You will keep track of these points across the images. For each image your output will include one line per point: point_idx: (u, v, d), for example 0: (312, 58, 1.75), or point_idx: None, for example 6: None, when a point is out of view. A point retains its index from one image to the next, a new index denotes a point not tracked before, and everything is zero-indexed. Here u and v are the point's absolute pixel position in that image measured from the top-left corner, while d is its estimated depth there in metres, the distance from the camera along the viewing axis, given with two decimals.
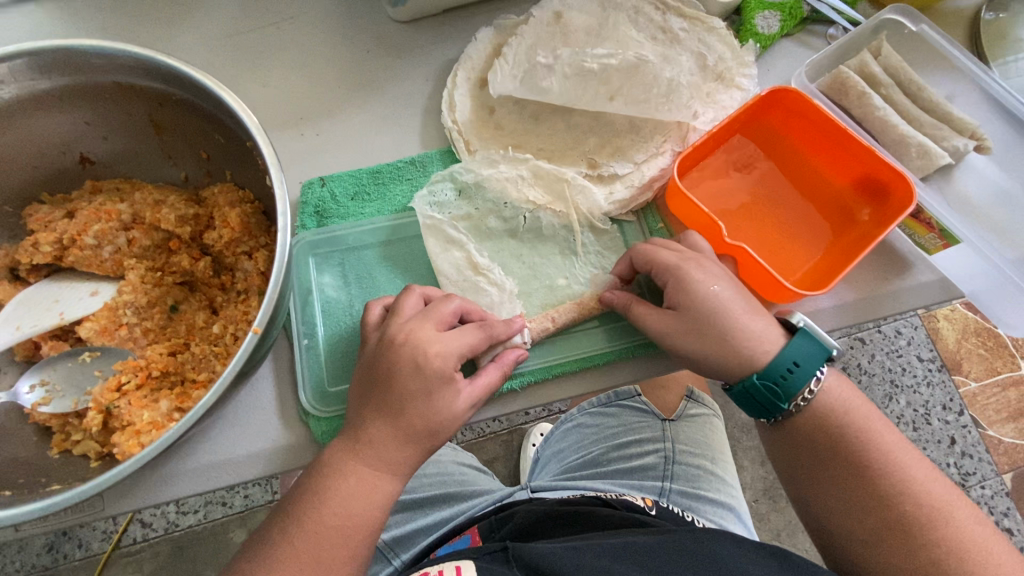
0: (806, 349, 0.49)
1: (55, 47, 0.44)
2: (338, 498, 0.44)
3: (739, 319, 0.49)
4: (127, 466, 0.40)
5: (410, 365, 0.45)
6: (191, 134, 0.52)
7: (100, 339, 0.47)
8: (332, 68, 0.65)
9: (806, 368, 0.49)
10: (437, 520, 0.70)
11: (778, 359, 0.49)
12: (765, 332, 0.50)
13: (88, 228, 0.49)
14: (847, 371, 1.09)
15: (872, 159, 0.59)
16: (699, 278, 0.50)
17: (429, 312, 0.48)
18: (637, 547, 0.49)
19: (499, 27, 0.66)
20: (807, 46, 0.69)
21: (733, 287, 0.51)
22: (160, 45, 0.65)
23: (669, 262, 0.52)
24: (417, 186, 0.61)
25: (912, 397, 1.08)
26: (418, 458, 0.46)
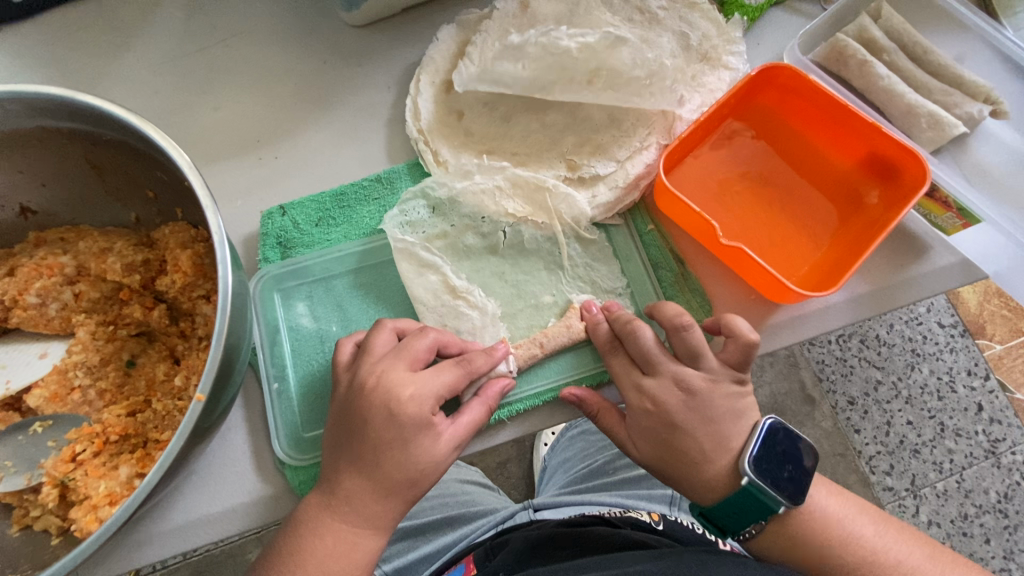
0: (744, 502, 0.42)
1: None
2: (317, 560, 0.40)
3: (688, 466, 0.44)
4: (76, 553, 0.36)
5: (383, 413, 0.41)
6: (132, 174, 0.48)
7: (51, 406, 0.44)
8: (287, 84, 0.61)
9: (744, 515, 0.43)
10: (439, 549, 0.67)
11: (718, 503, 0.44)
12: (721, 481, 0.43)
13: (30, 286, 0.46)
14: (866, 345, 1.04)
15: (880, 136, 0.53)
16: (653, 426, 0.45)
17: (400, 351, 0.44)
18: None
19: (461, 23, 0.61)
20: (797, 14, 0.62)
21: (692, 430, 0.44)
22: (105, 75, 0.61)
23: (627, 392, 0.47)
24: (385, 205, 0.57)
25: (934, 365, 1.03)
26: (400, 510, 0.42)
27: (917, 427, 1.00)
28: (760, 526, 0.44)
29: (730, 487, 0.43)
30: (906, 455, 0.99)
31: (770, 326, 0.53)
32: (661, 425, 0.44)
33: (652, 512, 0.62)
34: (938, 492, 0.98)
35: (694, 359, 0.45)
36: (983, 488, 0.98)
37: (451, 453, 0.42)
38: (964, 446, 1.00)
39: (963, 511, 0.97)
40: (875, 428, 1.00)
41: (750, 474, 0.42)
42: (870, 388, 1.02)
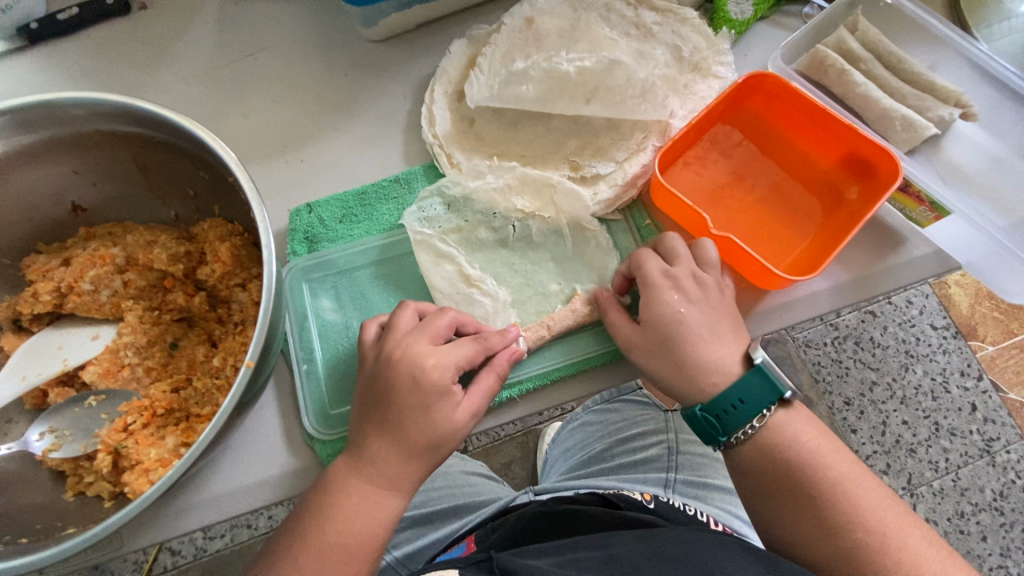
0: (755, 385, 0.48)
1: (33, 104, 0.45)
2: (344, 517, 0.44)
3: (700, 344, 0.50)
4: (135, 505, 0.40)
5: (408, 380, 0.45)
6: (177, 174, 0.53)
7: (104, 381, 0.48)
8: (312, 94, 0.66)
9: (749, 405, 0.48)
10: (446, 535, 0.71)
11: (727, 391, 0.48)
12: (733, 366, 0.50)
13: (84, 274, 0.50)
14: (860, 346, 1.08)
15: (856, 137, 0.58)
16: (671, 304, 0.51)
17: (424, 327, 0.48)
18: (622, 558, 0.47)
19: (472, 37, 0.66)
20: (782, 27, 0.68)
21: (702, 312, 0.51)
22: (145, 86, 0.67)
23: (652, 277, 0.52)
24: (403, 203, 0.62)
25: (928, 366, 1.07)
26: (422, 473, 0.46)
27: (913, 427, 1.04)
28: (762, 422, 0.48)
29: (743, 372, 0.49)
30: (902, 454, 1.03)
31: (759, 311, 0.57)
32: (682, 300, 0.51)
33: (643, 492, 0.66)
34: (936, 491, 1.02)
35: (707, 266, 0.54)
36: (979, 486, 1.02)
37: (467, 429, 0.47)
38: (957, 444, 1.03)
39: (959, 509, 1.01)
40: (871, 428, 1.04)
41: (764, 356, 0.48)
42: (865, 388, 1.05)
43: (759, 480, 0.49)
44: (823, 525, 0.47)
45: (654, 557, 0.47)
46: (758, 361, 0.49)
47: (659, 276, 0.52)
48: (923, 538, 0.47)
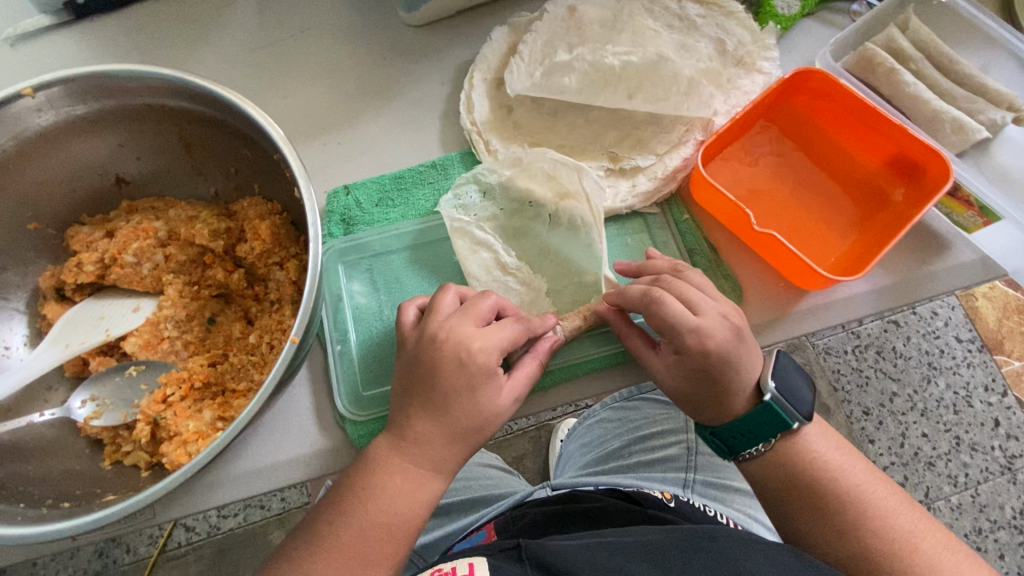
0: (759, 419, 0.47)
1: (86, 75, 0.45)
2: (385, 496, 0.44)
3: (734, 397, 0.47)
4: (171, 479, 0.41)
5: (453, 362, 0.45)
6: (220, 151, 0.53)
7: (144, 353, 0.49)
8: (350, 77, 0.66)
9: (755, 433, 0.47)
10: (463, 526, 0.71)
11: (738, 423, 0.47)
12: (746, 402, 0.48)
13: (127, 246, 0.51)
14: (881, 356, 1.06)
15: (906, 138, 0.57)
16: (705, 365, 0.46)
17: (467, 310, 0.48)
18: (652, 546, 0.45)
19: (513, 25, 0.66)
20: (831, 25, 0.67)
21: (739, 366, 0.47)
22: (185, 64, 0.67)
23: (683, 339, 0.46)
24: (439, 189, 0.62)
25: (951, 379, 1.05)
26: (464, 457, 0.46)
27: (932, 439, 1.02)
28: (769, 446, 0.48)
29: (754, 406, 0.47)
30: (920, 468, 1.01)
31: (797, 311, 0.56)
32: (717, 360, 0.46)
33: (664, 491, 0.65)
34: (951, 506, 1.00)
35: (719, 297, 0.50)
36: (998, 503, 0.99)
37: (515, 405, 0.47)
38: (978, 459, 1.01)
39: (977, 526, 0.98)
40: (890, 438, 1.02)
41: (773, 391, 0.46)
42: (884, 399, 1.04)
43: (766, 482, 0.49)
44: (830, 527, 0.46)
45: (687, 547, 0.45)
46: (768, 397, 0.46)
47: (678, 319, 0.47)
48: (942, 542, 0.45)
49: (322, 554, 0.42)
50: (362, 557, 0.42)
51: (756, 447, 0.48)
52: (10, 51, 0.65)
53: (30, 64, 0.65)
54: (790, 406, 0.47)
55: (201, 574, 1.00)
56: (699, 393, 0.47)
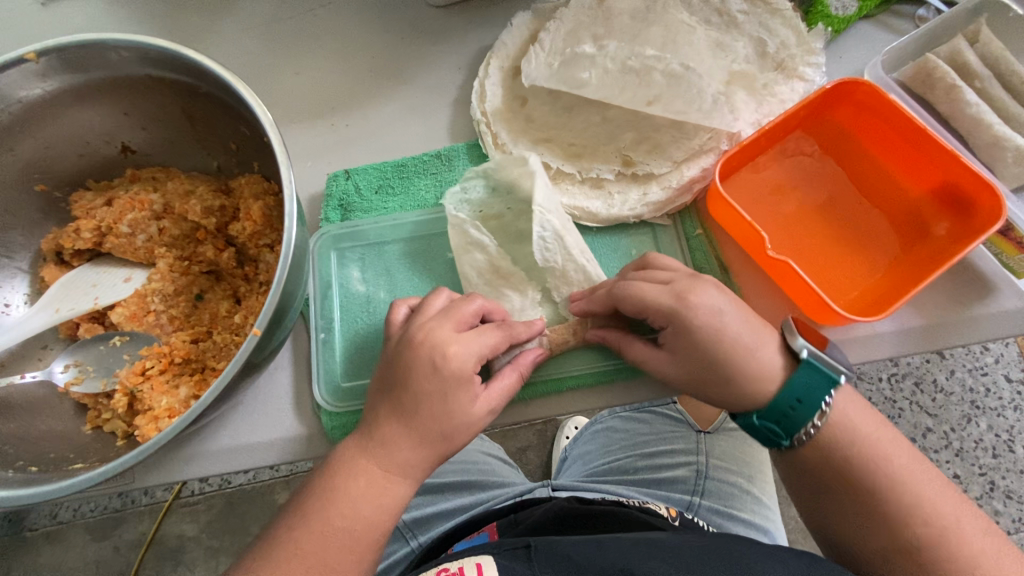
0: (808, 381, 0.43)
1: (76, 43, 0.45)
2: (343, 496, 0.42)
3: (754, 356, 0.44)
4: (128, 458, 0.39)
5: (427, 365, 0.44)
6: (220, 126, 0.52)
7: (130, 324, 0.50)
8: (366, 56, 0.64)
9: (808, 400, 0.43)
10: (457, 509, 0.71)
11: (782, 390, 0.44)
12: (777, 363, 0.44)
13: (123, 217, 0.51)
14: (920, 388, 0.99)
15: (957, 166, 0.51)
16: (702, 327, 0.44)
17: (448, 312, 0.47)
18: (661, 544, 0.48)
19: (537, 10, 0.62)
20: (888, 29, 0.62)
21: (737, 315, 0.45)
22: (205, 31, 0.66)
23: (663, 305, 0.45)
24: (441, 180, 0.60)
25: (994, 421, 0.97)
26: (431, 462, 0.44)
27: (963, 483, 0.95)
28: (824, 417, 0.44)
29: (791, 364, 0.44)
30: None
31: None
32: (708, 320, 0.44)
33: (670, 507, 0.63)
34: None
35: (686, 267, 0.49)
36: None
37: (490, 417, 0.46)
38: (1012, 509, 0.93)
39: None
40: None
41: (805, 346, 0.44)
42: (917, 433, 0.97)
43: (805, 475, 0.46)
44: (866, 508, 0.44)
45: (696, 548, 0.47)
46: (803, 353, 0.44)
47: (652, 289, 0.46)
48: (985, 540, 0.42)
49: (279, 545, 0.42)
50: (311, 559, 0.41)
51: (814, 419, 0.44)
52: (42, 10, 0.66)
53: (61, 24, 0.66)
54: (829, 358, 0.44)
55: (209, 524, 1.03)
56: (722, 359, 0.44)
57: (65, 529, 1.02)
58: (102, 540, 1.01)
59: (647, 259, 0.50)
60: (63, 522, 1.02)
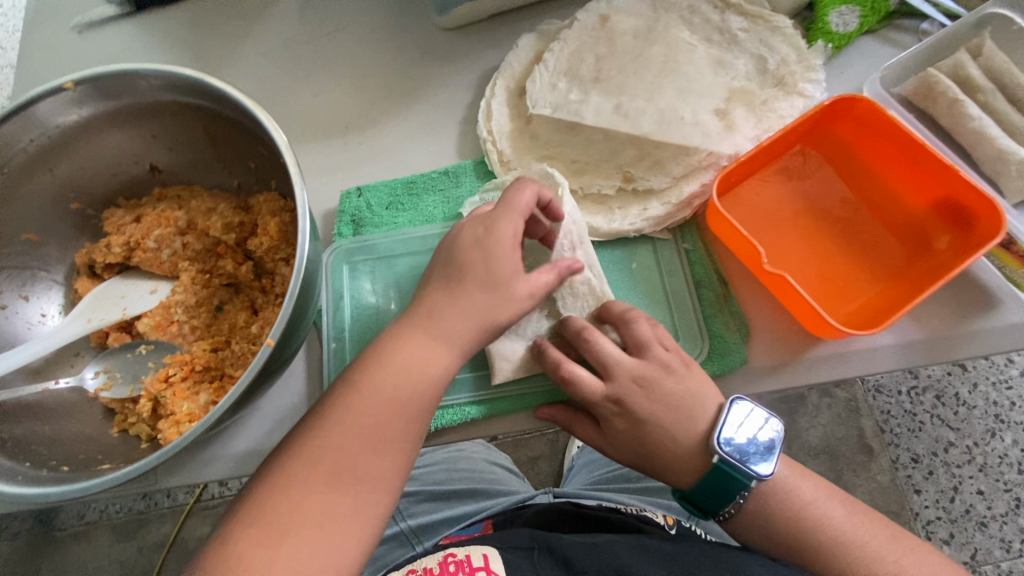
0: (717, 480, 0.46)
1: (106, 73, 0.48)
2: (322, 448, 0.41)
3: (670, 458, 0.47)
4: (149, 461, 0.41)
5: (471, 237, 0.47)
6: (241, 147, 0.55)
7: (155, 333, 0.53)
8: (380, 76, 0.67)
9: (718, 494, 0.46)
10: (461, 513, 0.73)
11: (694, 488, 0.47)
12: (694, 466, 0.46)
13: (150, 233, 0.55)
14: (942, 402, 1.01)
15: (957, 180, 0.51)
16: (622, 429, 0.48)
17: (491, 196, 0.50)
18: (658, 551, 0.49)
19: (542, 32, 0.65)
20: (890, 44, 0.62)
21: (659, 422, 0.47)
22: (227, 55, 0.70)
23: (591, 404, 0.48)
24: (448, 196, 0.62)
25: (1020, 436, 0.98)
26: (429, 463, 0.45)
27: (988, 499, 0.97)
28: (738, 506, 0.47)
29: (705, 468, 0.46)
30: (971, 526, 0.96)
31: (808, 359, 0.52)
32: (627, 425, 0.48)
33: (667, 515, 0.64)
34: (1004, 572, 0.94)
35: (634, 361, 0.48)
36: None
37: (531, 301, 0.46)
38: None
39: None
40: (938, 491, 0.98)
41: (719, 453, 0.45)
42: (938, 447, 1.00)
43: (767, 536, 0.47)
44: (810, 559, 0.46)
45: (690, 554, 0.48)
46: (716, 458, 0.45)
47: (588, 385, 0.48)
48: (917, 555, 0.46)
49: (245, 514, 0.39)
50: (291, 520, 0.38)
51: (728, 506, 0.47)
52: (79, 38, 0.71)
53: (97, 51, 0.71)
54: (743, 462, 0.45)
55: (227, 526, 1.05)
56: (640, 457, 0.48)
57: (92, 529, 1.06)
58: (127, 540, 1.05)
59: (623, 325, 0.50)
60: (90, 523, 1.06)
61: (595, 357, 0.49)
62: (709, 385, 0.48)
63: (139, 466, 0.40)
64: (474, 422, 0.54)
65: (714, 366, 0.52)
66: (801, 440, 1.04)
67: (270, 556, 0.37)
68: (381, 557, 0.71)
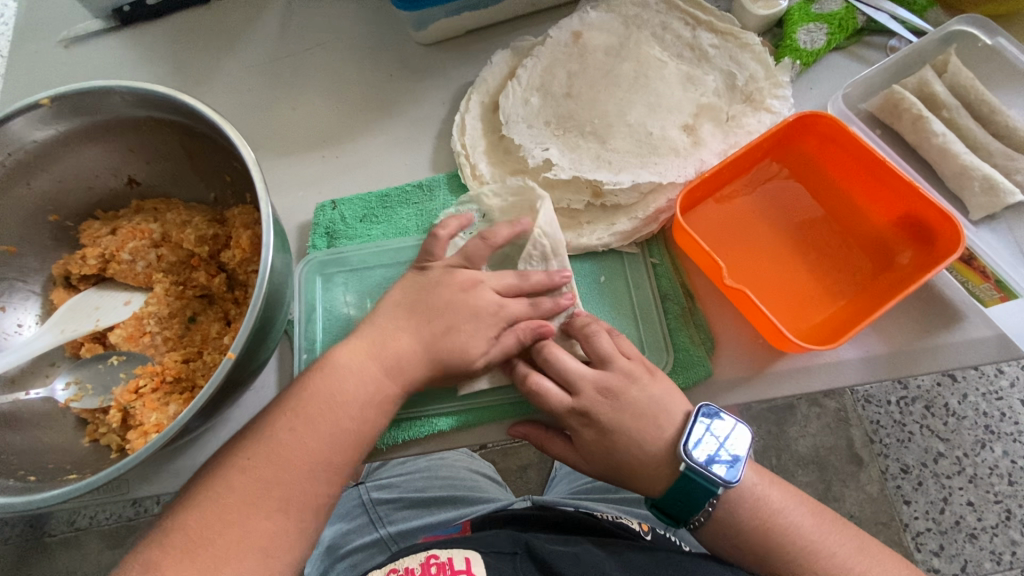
0: (687, 487, 0.46)
1: (81, 92, 0.49)
2: (290, 455, 0.44)
3: (640, 466, 0.47)
4: (103, 475, 0.41)
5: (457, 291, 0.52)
6: (217, 161, 0.56)
7: (127, 345, 0.54)
8: (358, 90, 0.69)
9: (688, 502, 0.46)
10: (441, 519, 0.73)
11: (665, 494, 0.47)
12: (662, 473, 0.47)
13: (124, 245, 0.56)
14: (931, 412, 1.01)
15: (918, 196, 0.52)
16: (592, 441, 0.48)
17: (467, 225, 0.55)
18: (633, 563, 0.49)
19: (516, 48, 0.66)
20: (859, 60, 0.63)
21: (626, 432, 0.48)
22: (209, 69, 0.71)
23: (560, 417, 0.49)
24: (422, 209, 0.63)
25: (1010, 447, 0.98)
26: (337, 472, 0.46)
27: (978, 511, 0.96)
28: (708, 515, 0.47)
29: (673, 476, 0.47)
30: (961, 538, 0.95)
31: (772, 373, 0.52)
32: (596, 437, 0.48)
33: (642, 523, 0.65)
34: None
35: (597, 372, 0.49)
36: None
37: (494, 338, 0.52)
38: None
39: None
40: (928, 502, 0.98)
41: (685, 460, 0.45)
42: (927, 458, 0.99)
43: (729, 545, 0.48)
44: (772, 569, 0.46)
45: (656, 565, 0.49)
46: (684, 466, 0.46)
47: (556, 398, 0.49)
48: (879, 566, 0.46)
49: (209, 505, 0.42)
50: (244, 525, 0.42)
51: (698, 513, 0.47)
52: (66, 52, 0.73)
53: (82, 65, 0.72)
54: (711, 471, 0.45)
55: None
56: (610, 468, 0.48)
57: (82, 535, 1.06)
58: (117, 547, 1.06)
59: (585, 338, 0.51)
60: (81, 529, 1.07)
61: (561, 370, 0.50)
62: (675, 395, 0.49)
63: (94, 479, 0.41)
64: (443, 434, 0.53)
65: (679, 379, 0.52)
66: (789, 450, 1.04)
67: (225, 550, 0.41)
68: (359, 562, 0.71)
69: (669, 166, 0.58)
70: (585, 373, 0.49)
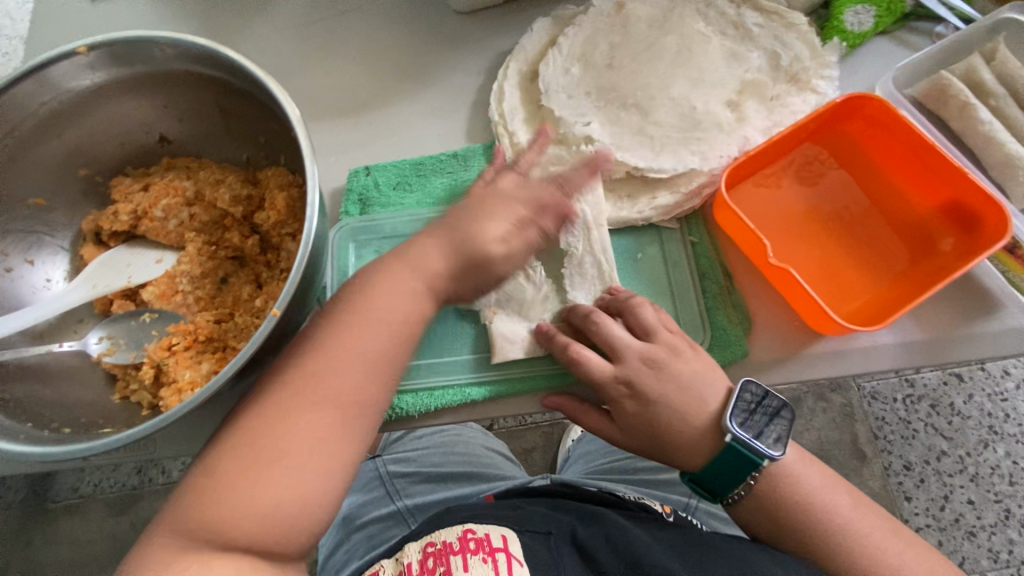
0: (731, 459, 0.46)
1: (121, 40, 0.48)
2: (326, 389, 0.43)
3: (682, 439, 0.47)
4: (136, 431, 0.41)
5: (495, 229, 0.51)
6: (252, 120, 0.55)
7: (160, 302, 0.53)
8: (391, 57, 0.67)
9: (730, 475, 0.46)
10: (458, 495, 0.73)
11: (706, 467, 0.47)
12: (703, 447, 0.47)
13: (158, 202, 0.55)
14: (937, 410, 1.02)
15: (965, 182, 0.52)
16: (632, 411, 0.48)
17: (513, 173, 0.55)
18: (665, 541, 0.50)
19: (556, 17, 0.64)
20: (905, 45, 0.62)
21: (668, 403, 0.47)
22: (237, 30, 0.70)
23: (601, 386, 0.49)
24: (456, 178, 0.62)
25: (1013, 448, 0.99)
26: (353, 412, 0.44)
27: (978, 508, 0.97)
28: (748, 489, 0.47)
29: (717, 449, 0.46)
30: (960, 535, 0.96)
31: (808, 355, 0.52)
32: (637, 408, 0.48)
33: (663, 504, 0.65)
34: None
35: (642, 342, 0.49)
36: None
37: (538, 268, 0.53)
38: None
39: None
40: (929, 499, 0.98)
41: (731, 432, 0.45)
42: (930, 456, 1.00)
43: (761, 522, 0.48)
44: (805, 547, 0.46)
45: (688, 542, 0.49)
46: (729, 437, 0.46)
47: (598, 367, 0.49)
48: (908, 549, 0.46)
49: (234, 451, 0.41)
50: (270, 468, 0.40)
51: (738, 488, 0.47)
52: (90, 7, 0.71)
53: (107, 21, 0.70)
54: (756, 443, 0.46)
55: None
56: (650, 440, 0.48)
57: (85, 502, 1.06)
58: (120, 514, 1.05)
59: (629, 308, 0.51)
60: (84, 496, 1.07)
61: (605, 338, 0.50)
62: (716, 370, 0.48)
63: (129, 434, 0.40)
64: (476, 403, 0.53)
65: (717, 356, 0.52)
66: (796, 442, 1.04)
67: (265, 479, 0.40)
68: (375, 534, 0.71)
69: (713, 143, 0.57)
70: (629, 343, 0.49)
